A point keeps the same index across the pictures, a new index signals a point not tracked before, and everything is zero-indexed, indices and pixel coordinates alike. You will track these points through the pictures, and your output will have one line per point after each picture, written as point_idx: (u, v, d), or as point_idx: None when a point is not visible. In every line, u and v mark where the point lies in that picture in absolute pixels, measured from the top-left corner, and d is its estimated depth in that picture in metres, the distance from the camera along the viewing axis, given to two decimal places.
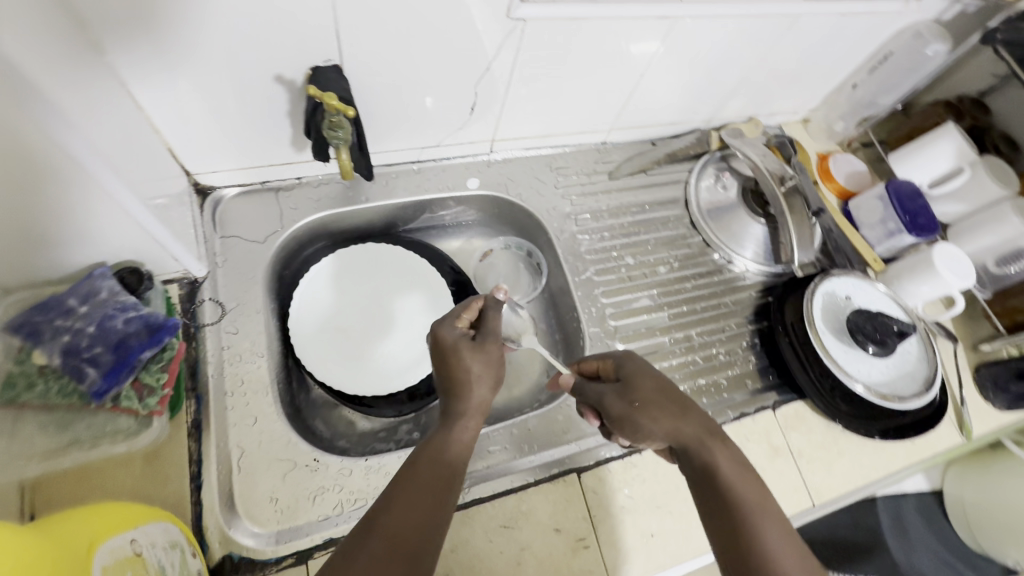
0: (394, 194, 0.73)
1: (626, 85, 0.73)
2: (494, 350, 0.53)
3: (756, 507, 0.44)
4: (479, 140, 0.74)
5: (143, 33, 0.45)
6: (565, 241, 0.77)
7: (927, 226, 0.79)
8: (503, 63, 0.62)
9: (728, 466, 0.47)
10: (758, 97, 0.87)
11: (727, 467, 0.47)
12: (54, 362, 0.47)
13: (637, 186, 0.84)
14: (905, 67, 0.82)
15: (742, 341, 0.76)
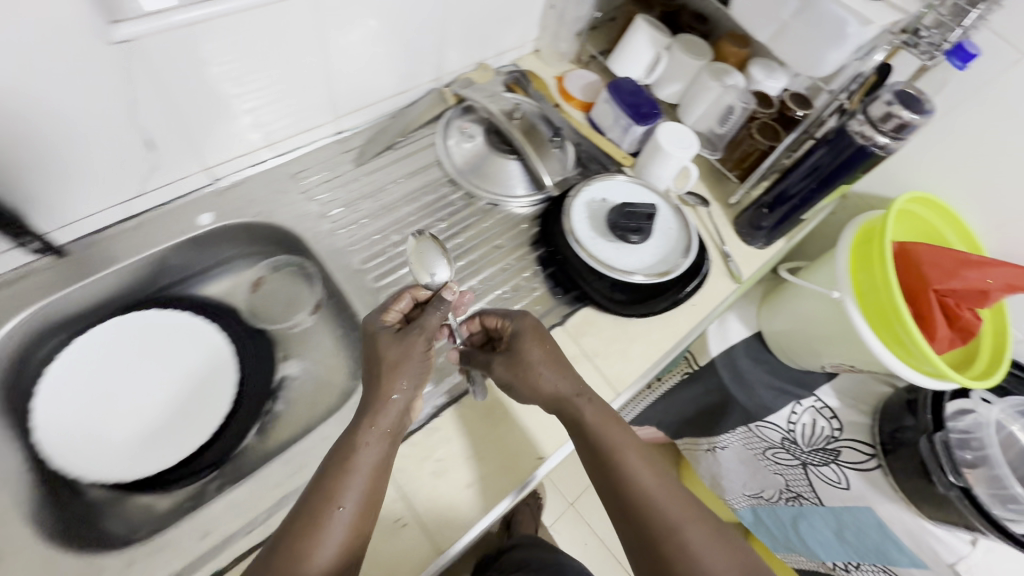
0: (114, 260, 0.67)
1: (319, 72, 0.71)
2: (415, 344, 0.57)
3: (621, 444, 0.59)
4: (189, 174, 0.69)
5: None
6: (323, 242, 0.75)
7: (651, 113, 0.86)
8: (150, 91, 0.58)
9: (598, 414, 0.60)
10: (474, 43, 0.88)
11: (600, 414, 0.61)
12: None
13: (386, 164, 0.83)
14: None
15: (525, 273, 0.79)
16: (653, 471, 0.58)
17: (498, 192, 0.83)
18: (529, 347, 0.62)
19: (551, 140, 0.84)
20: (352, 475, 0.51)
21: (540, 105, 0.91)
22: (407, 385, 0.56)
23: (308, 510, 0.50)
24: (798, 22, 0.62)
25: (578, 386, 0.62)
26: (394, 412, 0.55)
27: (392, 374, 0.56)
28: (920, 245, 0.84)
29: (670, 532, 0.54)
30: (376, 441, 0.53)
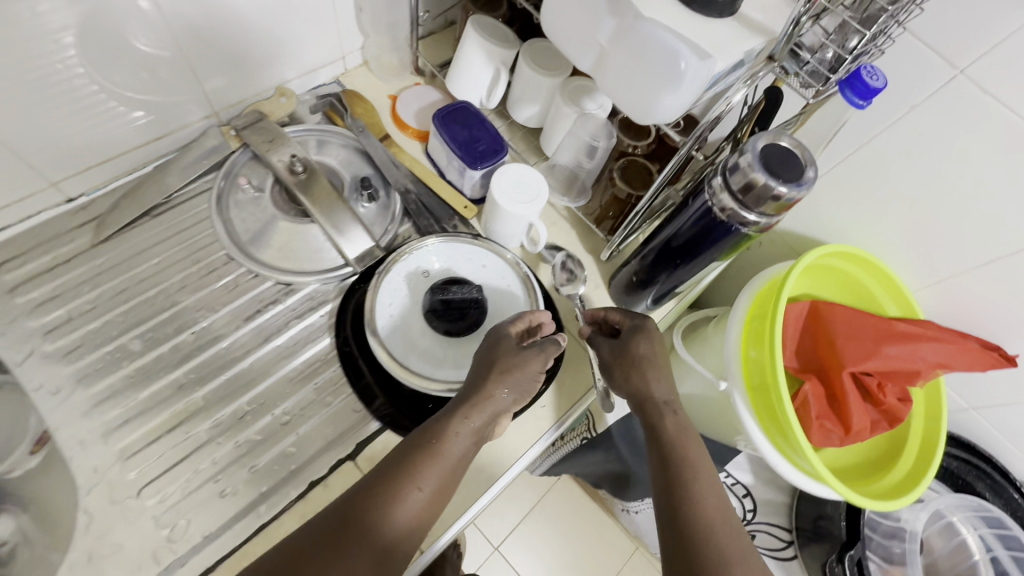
0: None
1: None
2: (534, 363, 0.55)
3: (691, 451, 0.53)
4: None
5: None
6: (28, 360, 0.56)
7: (490, 153, 0.66)
8: None
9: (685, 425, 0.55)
10: (255, 61, 0.67)
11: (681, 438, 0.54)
12: None
13: (137, 238, 0.63)
14: None
15: (319, 379, 0.60)
16: (715, 487, 0.52)
17: (289, 268, 0.64)
18: (652, 341, 0.57)
19: (358, 198, 0.66)
20: (427, 468, 0.48)
21: (360, 141, 0.71)
22: (507, 389, 0.53)
23: (382, 483, 0.47)
24: (617, 51, 0.42)
25: (672, 390, 0.56)
26: (484, 407, 0.51)
27: (496, 375, 0.53)
28: (835, 310, 0.67)
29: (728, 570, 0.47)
30: (478, 418, 0.51)
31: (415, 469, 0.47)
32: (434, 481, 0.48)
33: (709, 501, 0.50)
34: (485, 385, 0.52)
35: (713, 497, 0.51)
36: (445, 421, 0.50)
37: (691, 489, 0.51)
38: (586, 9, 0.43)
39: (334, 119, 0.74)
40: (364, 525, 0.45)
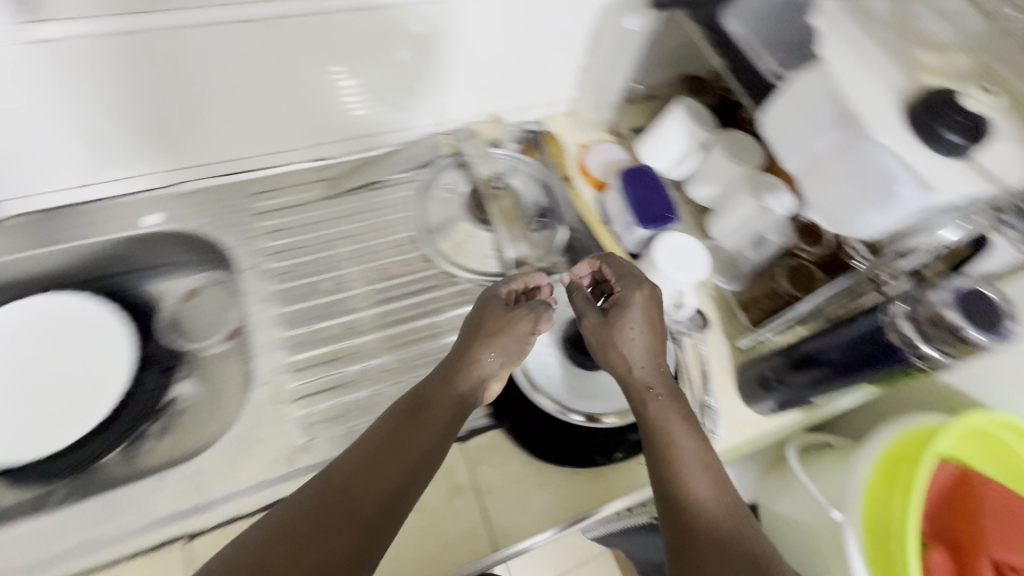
0: (53, 244, 0.68)
1: (288, 98, 0.68)
2: (523, 323, 0.58)
3: (677, 438, 0.53)
4: (144, 176, 0.69)
5: None
6: (253, 272, 0.70)
7: (661, 216, 0.71)
8: (85, 90, 0.57)
9: (665, 409, 0.55)
10: (485, 92, 0.79)
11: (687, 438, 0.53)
12: None
13: (353, 204, 0.77)
14: (616, 46, 0.76)
15: None
16: (707, 472, 0.51)
17: (460, 263, 0.74)
18: (634, 317, 0.59)
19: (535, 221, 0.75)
20: (439, 409, 0.52)
21: (545, 176, 0.81)
22: (496, 356, 0.56)
23: (392, 426, 0.49)
24: (835, 161, 0.47)
25: (650, 376, 0.57)
26: (470, 366, 0.55)
27: (490, 338, 0.57)
28: (988, 489, 0.59)
29: (724, 548, 0.47)
30: (479, 371, 0.55)
31: (426, 407, 0.51)
32: (447, 414, 0.52)
33: (695, 487, 0.50)
34: (471, 340, 0.57)
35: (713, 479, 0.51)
36: (460, 365, 0.55)
37: (678, 477, 0.51)
38: (812, 120, 0.49)
39: (528, 151, 0.84)
40: (383, 454, 0.47)
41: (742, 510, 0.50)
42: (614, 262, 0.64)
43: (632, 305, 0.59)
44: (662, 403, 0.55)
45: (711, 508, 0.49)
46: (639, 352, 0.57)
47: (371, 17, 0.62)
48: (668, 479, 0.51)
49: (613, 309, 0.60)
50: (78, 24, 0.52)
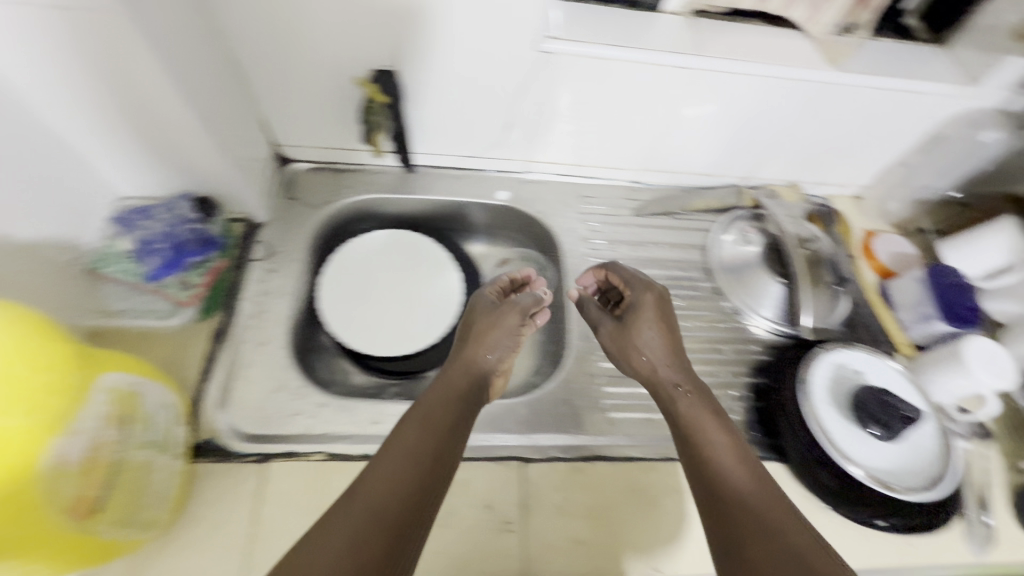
0: (433, 192, 0.84)
1: (655, 129, 0.79)
2: (511, 317, 0.67)
3: (710, 434, 0.56)
4: (515, 159, 0.83)
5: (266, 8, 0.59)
6: (574, 259, 0.82)
7: (967, 319, 0.74)
8: (535, 90, 0.71)
9: (692, 404, 0.60)
10: (804, 162, 0.87)
11: (687, 405, 0.59)
12: (132, 247, 0.58)
13: (657, 225, 0.88)
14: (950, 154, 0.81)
15: (730, 392, 0.75)
16: (734, 453, 0.54)
17: (749, 305, 0.81)
18: (639, 317, 0.67)
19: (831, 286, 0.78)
20: (466, 421, 0.56)
21: (831, 250, 0.83)
22: (493, 354, 0.64)
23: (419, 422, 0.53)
24: None
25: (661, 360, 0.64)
26: (469, 360, 0.62)
27: (489, 332, 0.65)
28: None
29: (756, 514, 0.48)
30: (479, 351, 0.63)
31: (440, 383, 0.59)
32: (456, 411, 0.56)
33: (736, 472, 0.52)
34: (476, 344, 0.64)
35: (733, 456, 0.54)
36: (466, 355, 0.63)
37: (704, 457, 0.54)
38: None
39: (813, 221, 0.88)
40: (410, 441, 0.51)
41: (786, 501, 0.50)
42: (618, 272, 0.73)
43: (642, 301, 0.68)
44: (704, 408, 0.58)
45: (738, 482, 0.51)
46: (649, 343, 0.65)
47: (766, 85, 0.72)
48: (694, 461, 0.55)
49: (631, 310, 0.68)
50: (573, 44, 0.65)
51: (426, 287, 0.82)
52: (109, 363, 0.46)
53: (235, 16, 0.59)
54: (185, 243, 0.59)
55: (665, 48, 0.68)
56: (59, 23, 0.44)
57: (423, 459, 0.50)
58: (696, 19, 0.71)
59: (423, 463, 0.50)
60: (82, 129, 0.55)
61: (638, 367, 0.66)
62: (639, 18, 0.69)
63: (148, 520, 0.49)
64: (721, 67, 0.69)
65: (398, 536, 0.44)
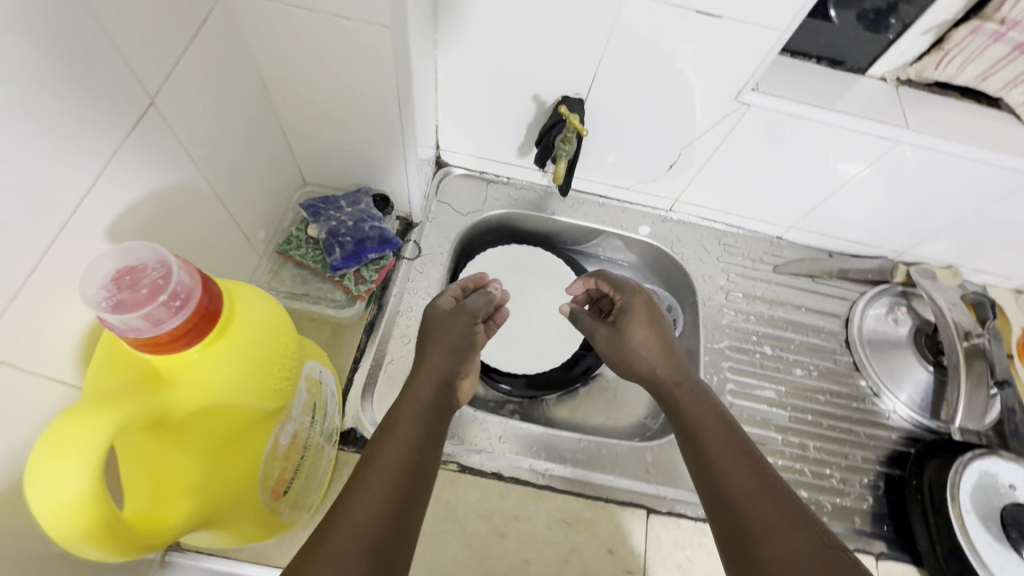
0: (575, 216, 0.84)
1: (822, 192, 0.76)
2: (459, 322, 0.63)
3: (706, 429, 0.52)
4: (664, 196, 0.82)
5: (479, 27, 0.60)
6: (709, 308, 0.80)
7: None
8: (713, 137, 0.69)
9: (695, 400, 0.56)
10: (971, 247, 0.81)
11: (686, 403, 0.56)
12: (320, 236, 0.60)
13: (798, 286, 0.84)
14: None
15: (863, 479, 0.70)
16: (733, 450, 0.50)
17: (889, 387, 0.76)
18: (639, 335, 0.63)
19: (991, 385, 0.71)
20: (427, 424, 0.52)
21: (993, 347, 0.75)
22: (438, 355, 0.60)
23: (393, 429, 0.50)
24: None
25: (657, 363, 0.61)
26: (432, 371, 0.58)
27: (437, 342, 0.61)
28: None
29: (762, 506, 0.44)
30: (436, 351, 0.60)
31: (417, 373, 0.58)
32: (423, 424, 0.52)
33: (727, 463, 0.49)
34: (438, 347, 0.60)
35: (733, 453, 0.50)
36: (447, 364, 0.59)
37: (704, 453, 0.51)
38: None
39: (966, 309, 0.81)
40: (366, 454, 0.48)
41: (796, 498, 0.45)
42: (606, 278, 0.72)
43: (636, 301, 0.66)
44: (686, 394, 0.57)
45: (740, 478, 0.47)
46: (648, 347, 0.62)
47: (963, 169, 0.67)
48: (691, 446, 0.52)
49: (621, 322, 0.66)
50: (771, 100, 0.63)
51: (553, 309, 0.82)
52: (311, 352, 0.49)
53: (450, 28, 0.61)
54: (366, 240, 0.61)
55: (866, 115, 0.65)
56: (326, 26, 0.47)
57: (398, 477, 0.46)
58: (900, 88, 0.67)
59: (401, 473, 0.47)
60: (301, 118, 0.58)
61: (648, 370, 0.61)
62: (839, 79, 0.67)
63: (308, 503, 0.51)
64: (926, 143, 0.64)
65: (384, 549, 0.42)
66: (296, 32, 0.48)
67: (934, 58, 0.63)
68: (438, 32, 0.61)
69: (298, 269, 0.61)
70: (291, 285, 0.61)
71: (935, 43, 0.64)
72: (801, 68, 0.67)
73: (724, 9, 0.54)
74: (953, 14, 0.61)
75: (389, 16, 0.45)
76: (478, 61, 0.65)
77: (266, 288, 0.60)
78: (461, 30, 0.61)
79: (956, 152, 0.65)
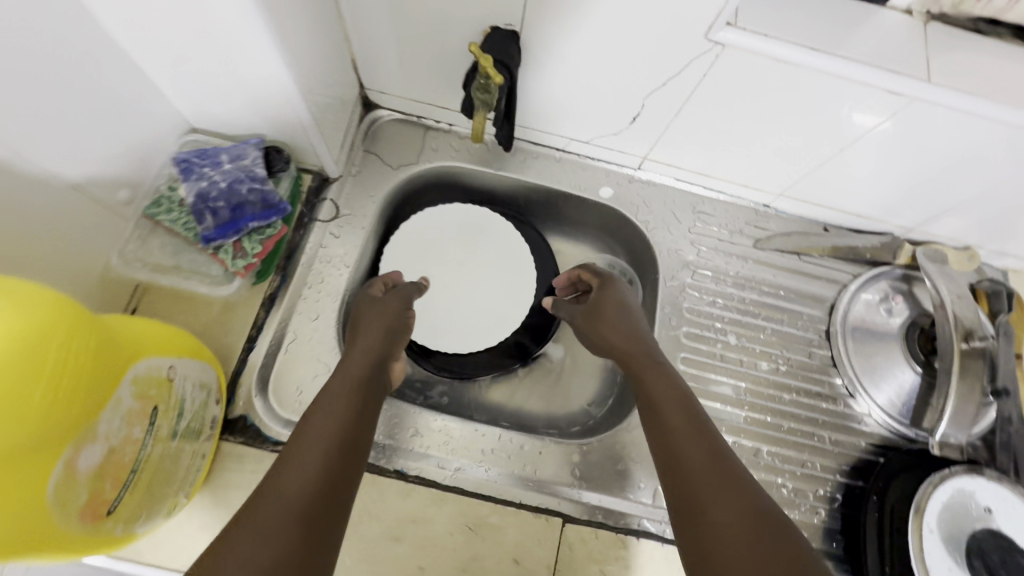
0: (525, 174, 0.72)
1: (816, 156, 0.63)
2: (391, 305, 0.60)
3: (669, 416, 0.48)
4: (629, 152, 0.69)
5: None
6: (671, 288, 0.70)
7: None
8: (681, 86, 0.56)
9: (662, 382, 0.52)
10: (995, 227, 0.68)
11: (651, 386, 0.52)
12: (189, 200, 0.51)
13: (780, 265, 0.72)
14: None
15: (818, 489, 0.63)
16: (693, 432, 0.46)
17: (864, 386, 0.67)
18: (610, 315, 0.61)
19: (987, 392, 0.61)
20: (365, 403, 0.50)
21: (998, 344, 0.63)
22: (373, 338, 0.57)
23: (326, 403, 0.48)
24: None
25: (643, 343, 0.57)
26: (366, 351, 0.55)
27: (370, 325, 0.58)
28: None
29: (726, 496, 0.40)
30: (370, 333, 0.57)
31: (360, 335, 0.57)
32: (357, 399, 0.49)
33: (684, 446, 0.45)
34: (371, 328, 0.57)
35: (695, 437, 0.46)
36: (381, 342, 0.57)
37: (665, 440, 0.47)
38: None
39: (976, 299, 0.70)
40: (297, 431, 0.45)
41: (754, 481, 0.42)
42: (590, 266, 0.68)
43: (612, 288, 0.64)
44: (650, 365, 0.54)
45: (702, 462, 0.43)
46: (623, 328, 0.59)
47: (995, 136, 0.53)
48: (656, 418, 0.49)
49: (598, 305, 0.62)
50: (752, 38, 0.49)
51: (494, 277, 0.72)
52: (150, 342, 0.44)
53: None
54: (245, 205, 0.52)
55: (877, 62, 0.50)
56: None
57: (339, 436, 0.45)
58: (929, 24, 0.52)
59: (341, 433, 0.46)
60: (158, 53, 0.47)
61: (619, 342, 0.58)
62: (849, 11, 0.52)
63: (170, 507, 0.46)
64: (950, 102, 0.50)
65: (315, 514, 0.39)
66: None
67: None
68: None
69: (169, 236, 0.52)
70: (162, 255, 0.52)
71: None
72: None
73: None
74: None
75: None
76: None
77: (130, 258, 0.52)
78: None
79: (988, 115, 0.51)
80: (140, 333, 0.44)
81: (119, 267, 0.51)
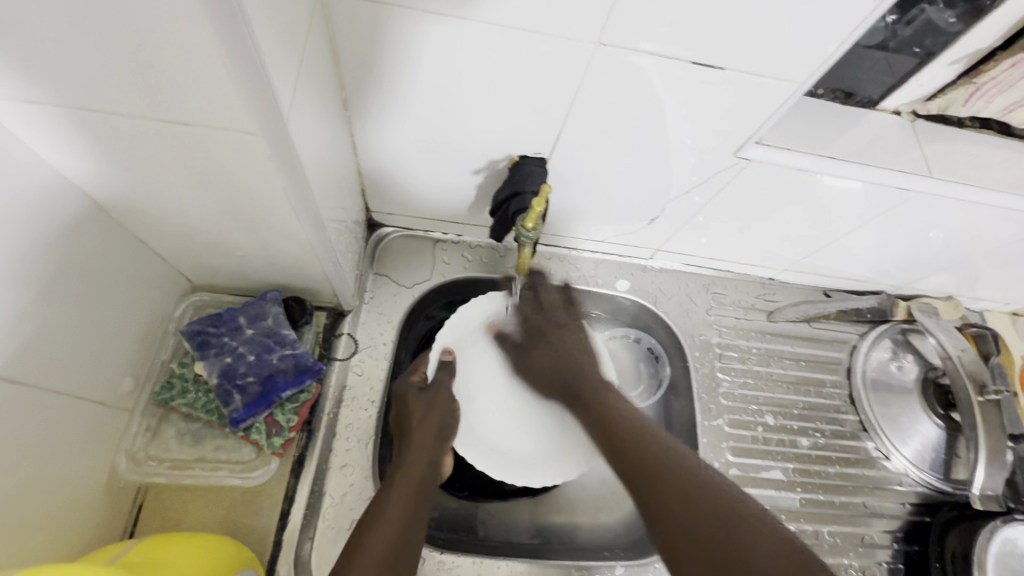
0: (543, 278, 0.71)
1: (824, 237, 0.66)
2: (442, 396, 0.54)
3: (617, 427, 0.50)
4: (644, 246, 0.70)
5: (405, 80, 0.46)
6: (702, 375, 0.71)
7: None
8: (704, 190, 0.58)
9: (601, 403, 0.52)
10: (975, 279, 0.75)
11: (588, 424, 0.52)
12: (211, 380, 0.46)
13: (794, 335, 0.75)
14: None
15: (879, 561, 0.65)
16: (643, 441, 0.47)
17: (894, 444, 0.70)
18: (536, 357, 0.58)
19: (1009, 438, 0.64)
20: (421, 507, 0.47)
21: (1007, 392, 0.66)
22: (428, 431, 0.52)
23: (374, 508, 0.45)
24: None
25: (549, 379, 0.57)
26: (422, 449, 0.51)
27: (420, 417, 0.52)
28: None
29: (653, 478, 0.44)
30: (421, 427, 0.52)
31: (412, 425, 0.52)
32: (412, 509, 0.46)
33: (635, 444, 0.47)
34: (421, 421, 0.52)
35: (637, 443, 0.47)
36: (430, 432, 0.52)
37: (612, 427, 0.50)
38: None
39: (970, 343, 0.74)
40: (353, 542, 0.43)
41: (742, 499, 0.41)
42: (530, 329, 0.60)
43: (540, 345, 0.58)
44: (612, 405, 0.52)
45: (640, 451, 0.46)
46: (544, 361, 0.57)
47: (980, 216, 0.59)
48: (599, 415, 0.52)
49: (533, 334, 0.59)
50: (777, 152, 0.52)
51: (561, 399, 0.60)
52: (178, 563, 0.38)
53: (364, 83, 0.46)
54: (276, 374, 0.48)
55: (885, 162, 0.54)
56: (174, 136, 0.32)
57: (390, 552, 0.42)
58: (917, 123, 0.57)
59: (403, 516, 0.45)
60: (165, 228, 0.42)
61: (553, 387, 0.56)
62: (848, 115, 0.56)
63: None
64: (952, 192, 0.54)
65: None
66: (136, 144, 0.33)
67: (962, 93, 0.54)
68: (350, 89, 0.47)
69: (185, 423, 0.48)
70: (179, 447, 0.47)
71: (964, 73, 0.54)
72: (802, 103, 0.55)
73: (727, 60, 0.42)
74: (985, 44, 0.51)
75: (256, 121, 0.30)
76: (404, 119, 0.50)
77: (144, 460, 0.46)
78: (379, 86, 0.46)
79: (982, 198, 0.55)
80: (187, 553, 0.40)
81: (129, 471, 0.45)
